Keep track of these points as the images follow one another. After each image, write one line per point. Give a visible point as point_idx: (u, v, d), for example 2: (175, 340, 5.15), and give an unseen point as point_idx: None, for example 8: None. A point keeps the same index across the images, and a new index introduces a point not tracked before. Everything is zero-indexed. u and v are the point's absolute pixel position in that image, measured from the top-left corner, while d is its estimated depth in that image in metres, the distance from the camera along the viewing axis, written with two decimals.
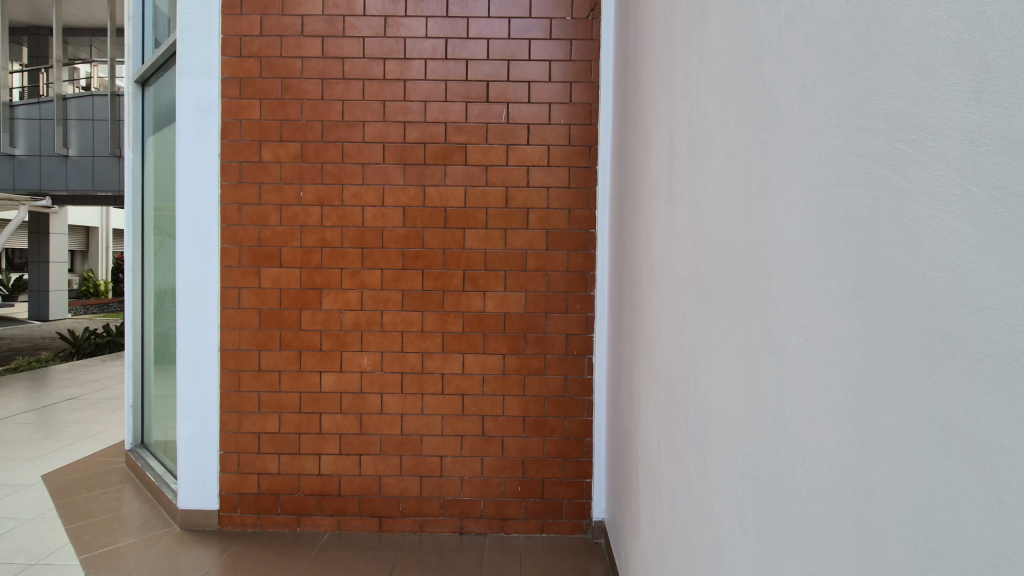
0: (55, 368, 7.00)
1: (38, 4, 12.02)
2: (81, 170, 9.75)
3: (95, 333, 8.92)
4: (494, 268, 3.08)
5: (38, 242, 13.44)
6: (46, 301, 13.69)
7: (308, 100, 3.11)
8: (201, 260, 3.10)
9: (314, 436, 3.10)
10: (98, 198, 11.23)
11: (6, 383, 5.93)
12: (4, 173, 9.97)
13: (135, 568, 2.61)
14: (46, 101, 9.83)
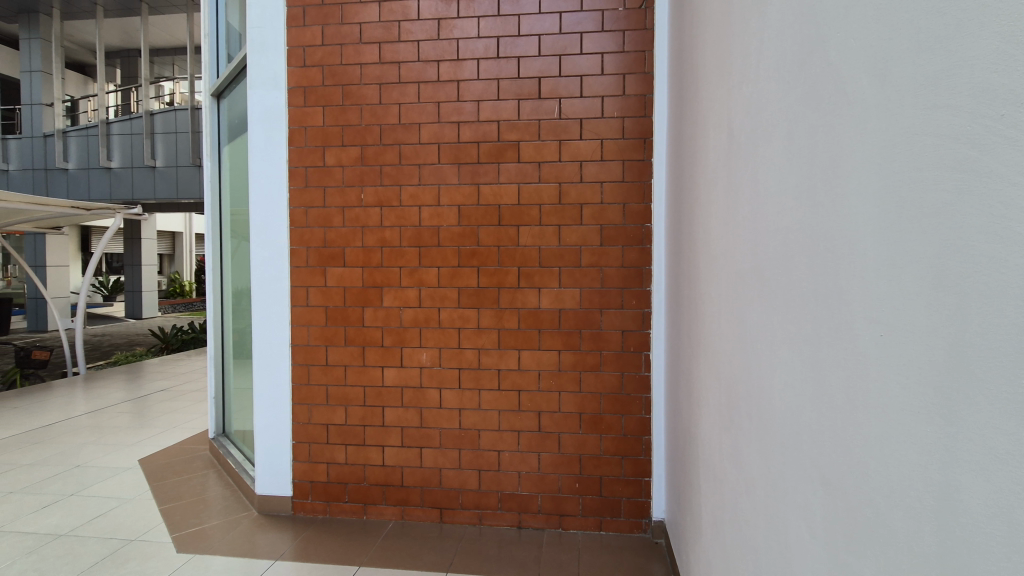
0: (148, 362, 7.66)
1: (128, 28, 13.15)
2: (167, 180, 10.59)
3: (182, 330, 9.68)
4: (548, 264, 3.08)
5: (132, 246, 14.75)
6: (139, 301, 14.98)
7: (367, 105, 3.23)
8: (274, 261, 3.30)
9: (377, 428, 3.23)
10: (181, 206, 12.16)
11: (107, 375, 6.55)
12: (102, 185, 10.99)
13: (220, 548, 2.82)
14: (136, 117, 10.75)
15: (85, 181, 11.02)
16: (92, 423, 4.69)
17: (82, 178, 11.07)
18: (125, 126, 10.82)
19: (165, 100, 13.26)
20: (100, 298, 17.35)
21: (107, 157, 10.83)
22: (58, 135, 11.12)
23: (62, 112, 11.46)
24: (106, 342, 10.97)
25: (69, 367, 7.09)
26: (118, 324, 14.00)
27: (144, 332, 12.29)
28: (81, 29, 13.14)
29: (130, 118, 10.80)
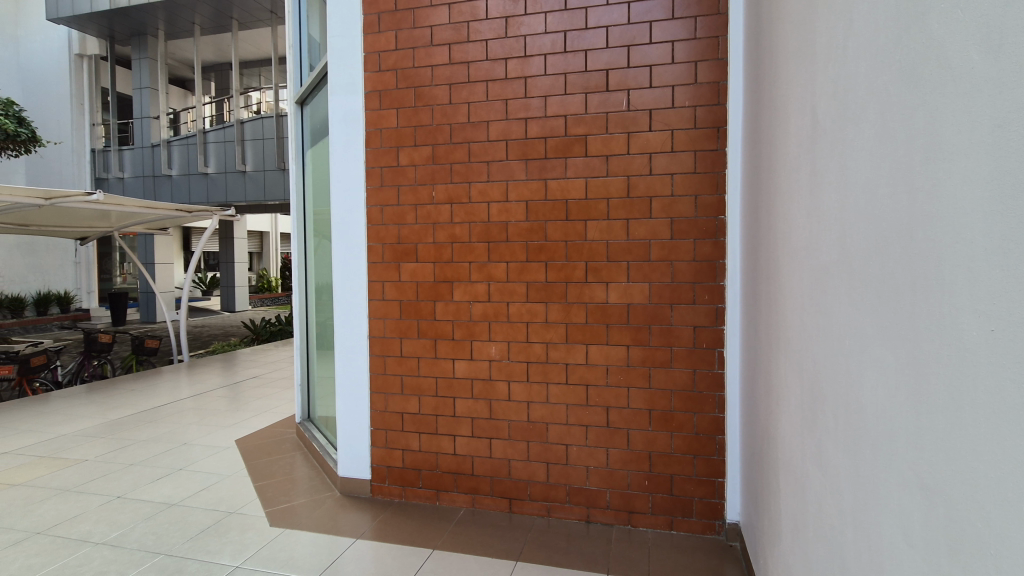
0: (241, 352, 8.32)
1: (220, 44, 14.25)
2: (256, 183, 11.41)
3: (271, 322, 10.41)
4: (616, 258, 3.05)
5: (227, 244, 15.99)
6: (232, 296, 16.26)
7: (438, 105, 3.33)
8: (353, 257, 3.49)
9: (448, 418, 3.33)
10: (267, 207, 13.07)
11: (206, 363, 7.18)
12: (200, 189, 11.93)
13: (306, 524, 3.04)
14: (228, 126, 11.64)
15: (185, 186, 12.09)
16: (195, 406, 5.17)
17: (183, 184, 12.16)
18: (219, 134, 11.77)
19: (252, 109, 14.25)
20: (197, 294, 19.01)
21: (204, 163, 11.83)
22: (162, 145, 12.28)
23: (165, 124, 12.63)
24: (204, 333, 12.01)
25: (174, 355, 7.84)
26: (213, 317, 15.28)
27: (236, 325, 13.33)
28: (180, 47, 14.39)
29: (223, 127, 11.72)
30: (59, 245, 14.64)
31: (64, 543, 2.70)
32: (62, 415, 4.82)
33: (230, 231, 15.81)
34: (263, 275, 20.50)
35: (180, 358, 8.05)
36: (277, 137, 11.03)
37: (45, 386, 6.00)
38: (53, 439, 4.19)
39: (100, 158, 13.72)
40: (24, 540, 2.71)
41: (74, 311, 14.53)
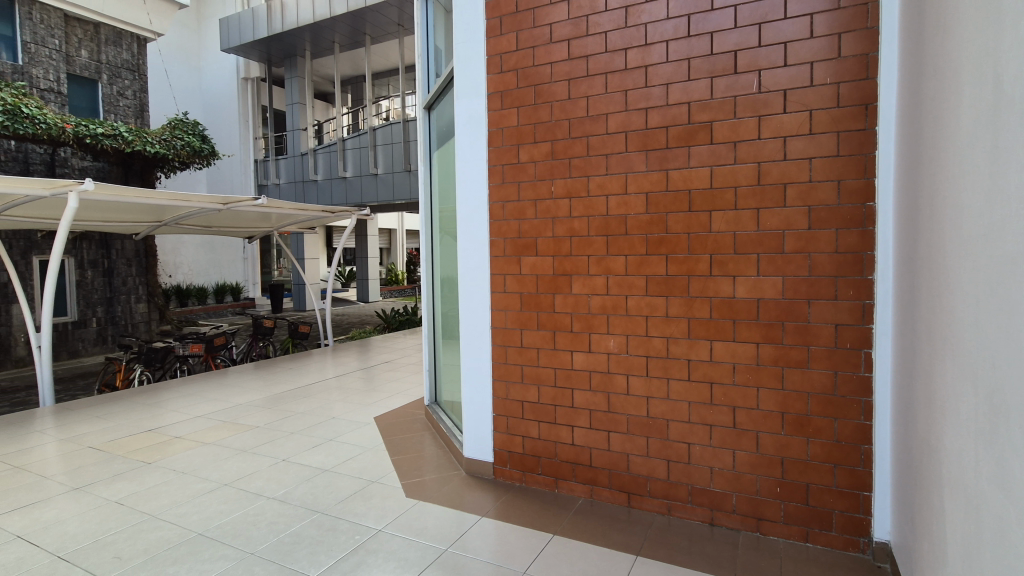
0: (374, 339, 9.14)
1: (356, 59, 15.62)
2: (387, 185, 12.38)
3: (402, 312, 11.30)
4: (745, 250, 2.89)
5: (361, 241, 17.58)
6: (367, 287, 17.90)
7: (558, 101, 3.38)
8: (477, 251, 3.68)
9: (567, 408, 3.39)
10: (395, 206, 14.12)
11: (346, 348, 8.01)
12: (340, 192, 13.25)
13: (435, 498, 3.28)
14: (363, 133, 12.74)
15: (328, 190, 13.52)
16: (338, 385, 5.80)
17: (327, 188, 13.58)
18: (355, 142, 12.92)
19: (383, 116, 15.44)
20: (336, 285, 21.13)
21: (343, 169, 13.09)
22: (309, 154, 13.78)
23: (313, 135, 14.22)
24: (343, 320, 13.38)
25: (321, 340, 8.86)
26: (351, 306, 16.95)
27: (373, 314, 14.55)
28: (323, 66, 16.04)
29: (358, 134, 12.86)
30: (229, 244, 17.13)
31: (244, 494, 3.19)
32: (238, 387, 5.68)
33: (365, 229, 17.33)
34: (391, 269, 22.20)
35: (325, 341, 9.05)
36: (405, 141, 11.82)
37: (224, 362, 7.10)
38: (231, 407, 4.95)
39: (260, 168, 15.77)
40: (216, 489, 3.25)
41: (242, 300, 16.91)
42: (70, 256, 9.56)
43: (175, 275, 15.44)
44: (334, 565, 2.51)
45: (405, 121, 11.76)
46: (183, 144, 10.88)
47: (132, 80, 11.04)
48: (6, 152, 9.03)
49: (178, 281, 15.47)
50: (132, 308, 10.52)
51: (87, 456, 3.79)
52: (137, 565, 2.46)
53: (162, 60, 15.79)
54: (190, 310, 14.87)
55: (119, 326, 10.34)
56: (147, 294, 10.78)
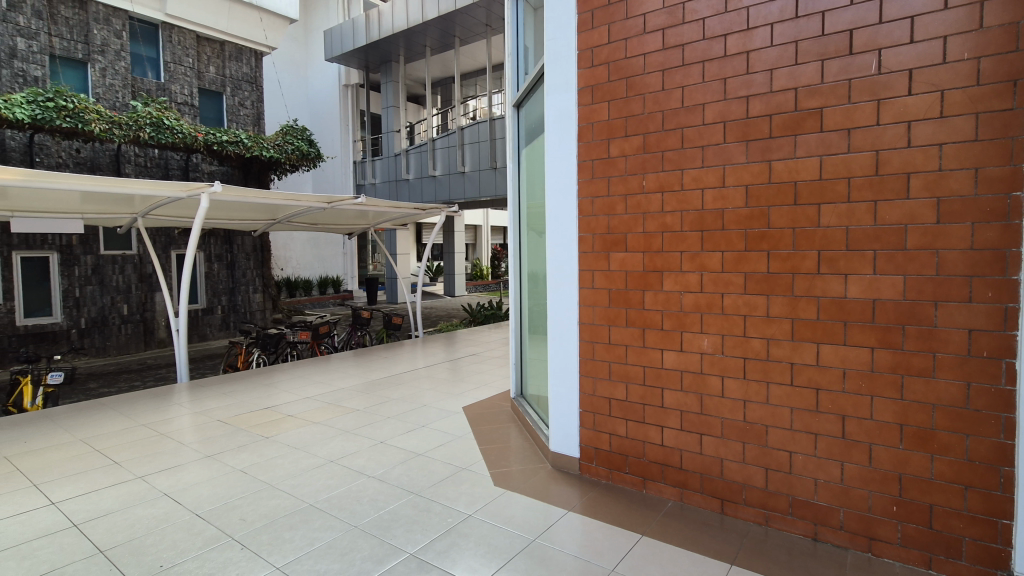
0: (461, 332, 9.43)
1: (446, 62, 16.12)
2: (474, 182, 12.69)
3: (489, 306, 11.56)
4: (859, 247, 2.65)
5: (448, 237, 18.17)
6: (454, 282, 18.55)
7: (650, 93, 3.30)
8: (566, 246, 3.69)
9: (656, 408, 3.30)
10: (481, 203, 14.42)
11: (436, 339, 8.35)
12: (430, 190, 13.79)
13: (521, 489, 3.35)
14: (451, 133, 13.14)
15: (419, 188, 14.13)
16: (428, 374, 6.06)
17: (418, 187, 14.19)
18: (445, 141, 13.37)
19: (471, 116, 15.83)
20: (425, 280, 22.04)
21: (433, 168, 13.60)
22: (402, 154, 14.48)
23: (405, 136, 14.91)
24: (431, 313, 13.96)
25: (412, 331, 9.31)
26: (438, 300, 17.62)
27: (459, 308, 15.01)
28: (415, 70, 16.73)
29: (447, 134, 13.29)
30: (330, 240, 18.44)
31: (347, 472, 3.43)
32: (341, 373, 6.12)
33: (453, 226, 17.89)
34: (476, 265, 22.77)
35: (416, 332, 9.48)
36: (492, 139, 12.02)
37: (328, 348, 7.66)
38: (333, 391, 5.34)
39: (358, 169, 16.80)
40: (323, 465, 3.53)
41: (341, 292, 18.13)
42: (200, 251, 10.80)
43: (284, 269, 16.92)
44: (429, 544, 2.63)
45: (492, 119, 11.95)
46: (294, 149, 11.78)
47: (251, 91, 12.12)
48: (151, 159, 10.33)
49: (287, 275, 16.98)
50: (250, 297, 11.64)
51: (216, 428, 4.26)
52: (259, 528, 2.73)
53: (276, 72, 17.34)
54: (298, 300, 16.20)
55: (240, 314, 11.49)
56: (262, 285, 11.89)
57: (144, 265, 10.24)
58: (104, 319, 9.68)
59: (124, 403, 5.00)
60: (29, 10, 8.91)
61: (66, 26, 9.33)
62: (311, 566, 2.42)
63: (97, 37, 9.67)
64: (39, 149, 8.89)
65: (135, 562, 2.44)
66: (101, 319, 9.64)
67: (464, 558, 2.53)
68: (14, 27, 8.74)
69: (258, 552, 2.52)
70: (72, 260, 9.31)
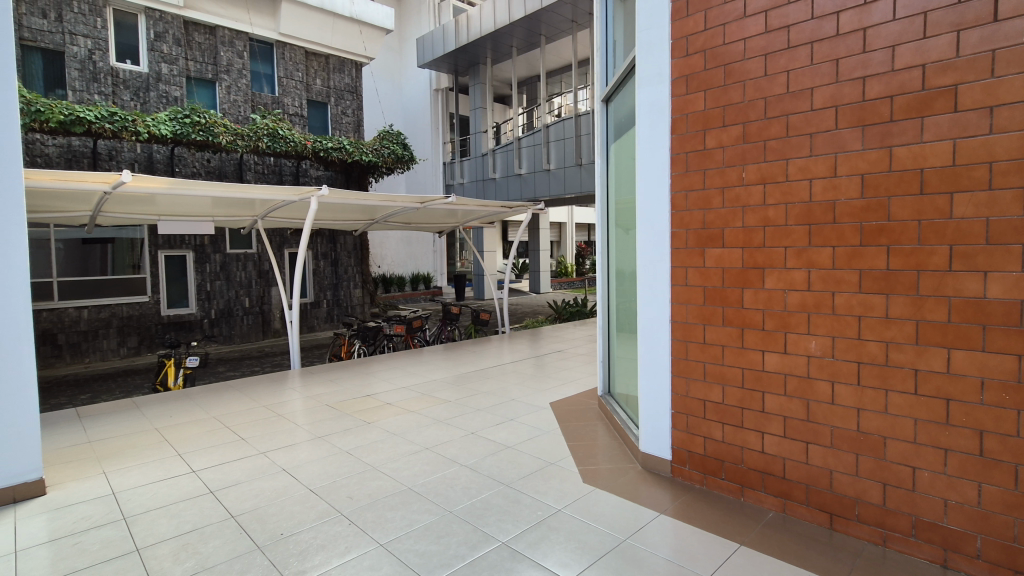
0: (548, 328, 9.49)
1: (532, 60, 16.21)
2: (559, 179, 12.66)
3: (575, 304, 11.51)
4: (1002, 240, 2.30)
5: (533, 235, 18.31)
6: (539, 279, 18.72)
7: (751, 80, 3.12)
8: (658, 242, 3.59)
9: (756, 413, 3.13)
10: (566, 200, 14.36)
11: (523, 335, 8.47)
12: (516, 188, 13.97)
13: (609, 487, 3.32)
14: (537, 131, 13.20)
15: (505, 187, 14.38)
16: (515, 370, 6.17)
17: (505, 185, 14.44)
18: (530, 139, 13.46)
19: (557, 113, 15.77)
20: (510, 277, 22.41)
21: (518, 166, 13.76)
22: (489, 154, 14.78)
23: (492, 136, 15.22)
24: (518, 310, 14.21)
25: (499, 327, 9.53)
26: (523, 296, 17.85)
27: (544, 304, 15.11)
28: (502, 70, 17.00)
29: (533, 132, 13.36)
30: (422, 238, 19.31)
31: (441, 459, 3.59)
32: (433, 366, 6.40)
33: (538, 223, 18.00)
34: (561, 262, 22.76)
35: (503, 328, 9.69)
36: (577, 135, 11.91)
37: (420, 342, 8.05)
38: (427, 382, 5.61)
39: (447, 169, 17.40)
40: (419, 452, 3.72)
41: (432, 288, 18.91)
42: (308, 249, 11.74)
43: (381, 266, 17.93)
44: (520, 535, 2.69)
45: (578, 115, 11.83)
46: (389, 153, 12.43)
47: (352, 100, 12.96)
48: (268, 166, 11.38)
49: (383, 271, 17.97)
50: (351, 292, 12.48)
51: (324, 411, 4.63)
52: (364, 506, 2.94)
53: (374, 81, 18.45)
54: (392, 296, 17.17)
55: (342, 307, 12.37)
56: (362, 281, 12.69)
57: (262, 262, 11.30)
58: (230, 311, 10.84)
59: (249, 385, 5.60)
60: (171, 39, 10.14)
61: (198, 50, 10.57)
62: (410, 545, 2.56)
63: (223, 58, 10.82)
64: (179, 160, 10.13)
65: (260, 528, 2.72)
66: (227, 310, 10.81)
67: (555, 551, 2.55)
68: (159, 54, 10.00)
69: (363, 528, 2.71)
70: (204, 258, 10.51)
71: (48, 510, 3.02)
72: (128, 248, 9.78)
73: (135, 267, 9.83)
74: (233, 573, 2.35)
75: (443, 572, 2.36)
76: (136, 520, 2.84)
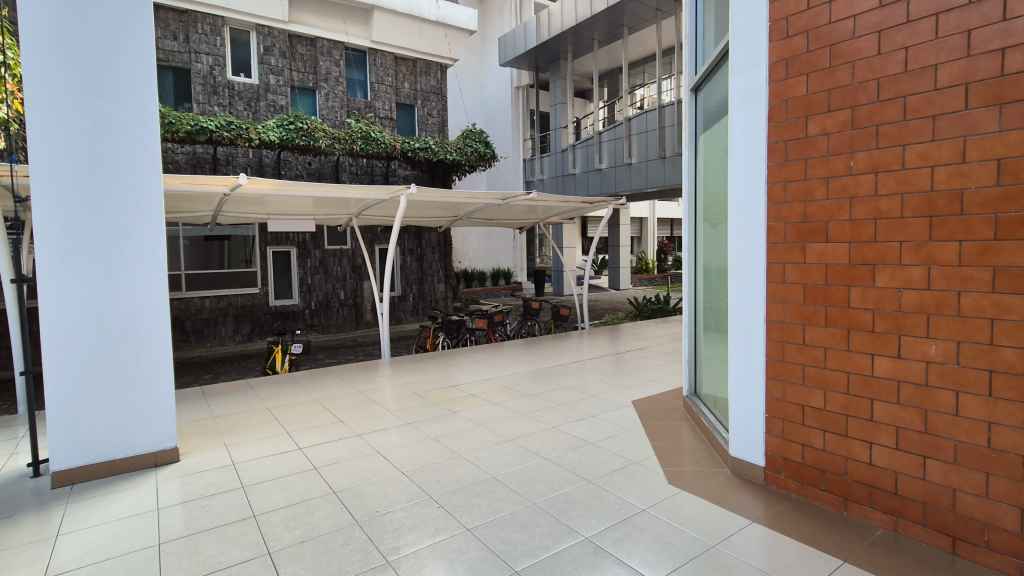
0: (629, 325, 9.33)
1: (614, 52, 15.88)
2: (641, 173, 12.34)
3: (657, 301, 11.20)
4: None
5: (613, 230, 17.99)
6: (619, 275, 18.39)
7: (861, 60, 2.86)
8: (752, 237, 3.40)
9: (863, 421, 2.88)
10: (648, 194, 13.98)
11: (603, 332, 8.38)
12: (596, 183, 13.79)
13: (696, 490, 3.22)
14: (618, 124, 12.94)
15: (585, 182, 14.25)
16: (596, 366, 6.12)
17: (585, 181, 14.31)
18: (611, 133, 13.21)
19: (639, 104, 15.34)
20: (589, 273, 22.19)
21: (599, 161, 13.55)
22: (569, 149, 14.70)
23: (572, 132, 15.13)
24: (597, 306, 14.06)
25: (579, 323, 9.49)
26: (602, 293, 17.61)
27: (624, 301, 14.81)
28: (582, 64, 16.82)
29: (614, 126, 13.10)
30: (502, 234, 19.64)
31: (524, 451, 3.65)
32: (515, 359, 6.51)
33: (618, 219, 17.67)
34: (642, 258, 22.20)
35: (582, 324, 9.64)
36: (661, 127, 11.52)
37: (501, 336, 8.19)
38: (508, 375, 5.71)
39: (526, 166, 17.54)
40: (503, 442, 3.81)
41: (512, 283, 19.19)
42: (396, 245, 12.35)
43: (463, 262, 18.47)
44: (604, 531, 2.68)
45: (662, 107, 11.45)
46: (472, 151, 12.72)
47: (437, 101, 13.39)
48: (361, 167, 11.98)
49: (465, 267, 18.50)
50: (435, 287, 12.96)
51: (413, 399, 4.86)
52: (451, 491, 3.06)
53: (458, 83, 19.04)
54: (474, 290, 17.62)
55: (427, 301, 12.88)
56: (445, 276, 13.13)
57: (356, 258, 12.03)
58: (327, 302, 11.66)
59: (345, 372, 6.00)
60: (278, 52, 11.03)
61: (301, 61, 11.42)
62: (496, 533, 2.64)
63: (323, 67, 11.60)
64: (285, 163, 10.99)
65: (358, 504, 2.92)
66: (325, 302, 11.63)
67: (640, 551, 2.52)
68: (268, 67, 10.91)
69: (452, 512, 2.82)
70: (306, 253, 11.38)
71: (181, 475, 3.44)
72: (242, 244, 10.79)
73: (247, 261, 10.83)
74: (336, 544, 2.55)
75: (528, 561, 2.41)
76: (253, 489, 3.15)
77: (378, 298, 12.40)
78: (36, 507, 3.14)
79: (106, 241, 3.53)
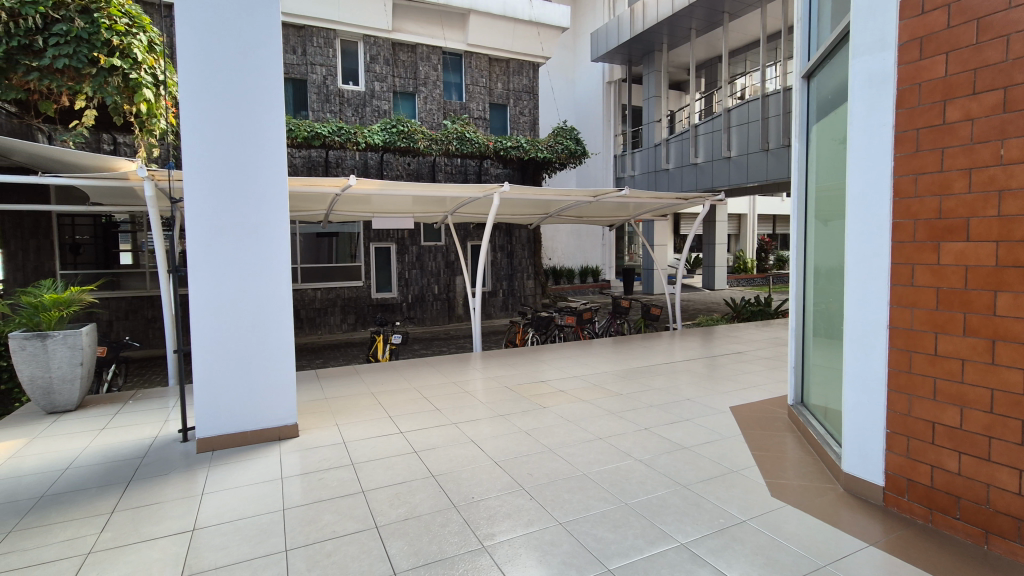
0: (726, 327, 8.88)
1: (713, 40, 15.10)
2: (740, 167, 11.65)
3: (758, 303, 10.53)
4: None
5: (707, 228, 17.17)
6: (713, 275, 17.52)
7: (1018, 33, 2.50)
8: (873, 235, 3.10)
9: (1010, 445, 2.53)
10: (748, 189, 13.16)
11: (698, 333, 8.05)
12: (690, 178, 13.22)
13: (802, 505, 3.02)
14: (716, 116, 12.28)
15: (679, 177, 13.71)
16: (690, 368, 5.90)
17: (678, 176, 13.79)
18: (708, 126, 12.60)
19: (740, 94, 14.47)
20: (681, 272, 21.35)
21: (695, 155, 12.97)
22: (663, 144, 14.24)
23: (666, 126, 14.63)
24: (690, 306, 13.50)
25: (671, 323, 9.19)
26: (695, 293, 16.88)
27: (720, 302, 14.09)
28: (678, 55, 16.18)
29: (712, 118, 12.46)
30: (590, 232, 19.47)
31: (615, 451, 3.62)
32: (604, 358, 6.44)
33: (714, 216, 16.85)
34: (739, 257, 20.99)
35: (674, 325, 9.33)
36: (764, 118, 10.80)
37: (590, 333, 8.18)
38: (598, 373, 5.68)
39: (618, 162, 17.25)
40: (594, 440, 3.80)
41: (599, 281, 18.95)
42: (487, 241, 12.68)
43: (551, 259, 18.56)
44: (701, 539, 2.59)
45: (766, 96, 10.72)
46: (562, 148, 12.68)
47: (529, 100, 13.48)
48: (455, 167, 12.49)
49: (553, 263, 18.59)
50: (524, 283, 13.12)
51: (504, 392, 4.98)
52: (543, 484, 3.11)
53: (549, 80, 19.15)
54: (561, 288, 17.63)
55: (516, 297, 13.09)
56: (534, 273, 13.26)
57: (449, 254, 12.52)
58: (422, 296, 12.23)
59: (440, 363, 6.28)
60: (382, 60, 11.72)
61: (403, 67, 12.06)
62: (588, 529, 2.65)
63: (422, 72, 12.15)
64: (387, 165, 11.69)
65: (455, 489, 3.06)
66: (421, 296, 12.22)
67: (740, 563, 2.41)
68: (373, 74, 11.64)
69: (543, 505, 2.87)
70: (404, 249, 12.02)
71: (300, 449, 3.79)
72: (348, 240, 11.61)
73: (352, 256, 11.64)
74: (436, 524, 2.68)
75: (621, 561, 2.40)
76: (361, 466, 3.41)
77: (470, 293, 12.80)
78: (185, 468, 3.61)
79: (240, 237, 3.96)
